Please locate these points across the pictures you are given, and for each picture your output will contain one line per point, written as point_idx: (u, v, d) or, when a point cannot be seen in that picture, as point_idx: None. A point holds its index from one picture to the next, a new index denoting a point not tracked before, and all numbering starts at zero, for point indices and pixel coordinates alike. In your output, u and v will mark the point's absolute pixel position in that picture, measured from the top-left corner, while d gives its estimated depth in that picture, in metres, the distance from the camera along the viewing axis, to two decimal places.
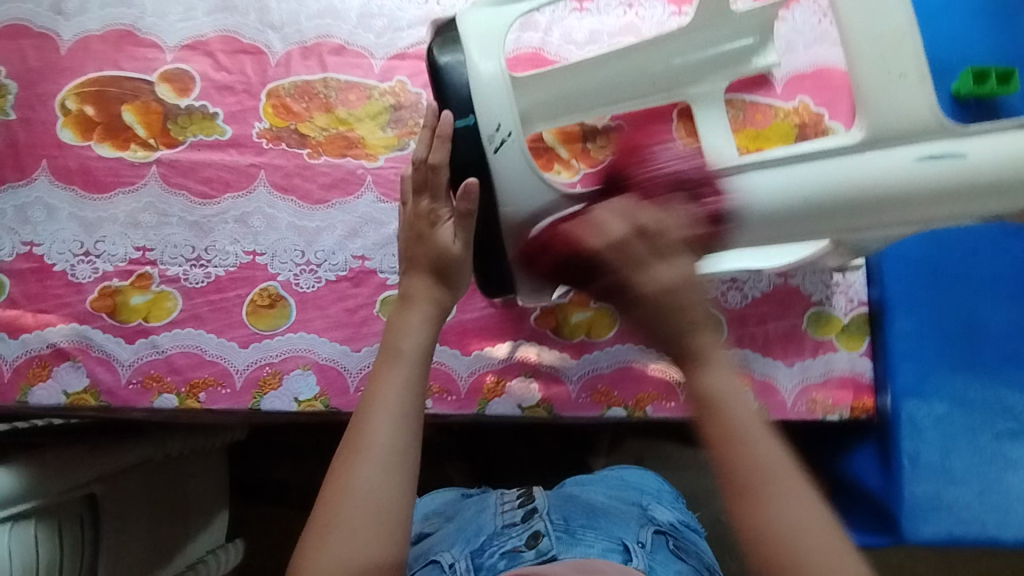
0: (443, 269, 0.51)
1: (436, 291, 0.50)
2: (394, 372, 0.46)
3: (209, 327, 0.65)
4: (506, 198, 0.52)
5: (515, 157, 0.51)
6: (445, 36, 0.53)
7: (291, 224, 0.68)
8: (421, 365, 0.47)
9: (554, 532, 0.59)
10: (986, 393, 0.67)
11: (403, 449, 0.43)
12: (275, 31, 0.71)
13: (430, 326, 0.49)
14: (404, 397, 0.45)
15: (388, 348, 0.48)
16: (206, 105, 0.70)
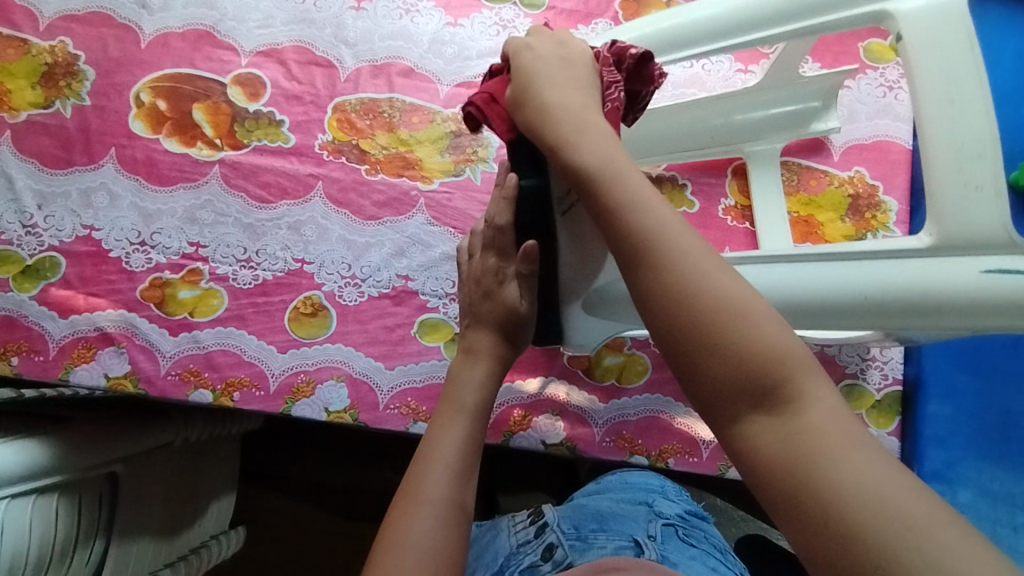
0: (508, 328, 0.53)
1: (497, 348, 0.52)
2: (455, 424, 0.48)
3: (250, 329, 0.67)
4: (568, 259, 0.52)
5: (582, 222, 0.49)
6: None
7: (342, 237, 0.69)
8: (480, 421, 0.49)
9: (568, 543, 0.60)
10: (1013, 485, 0.65)
11: (460, 504, 0.44)
12: (348, 47, 0.73)
13: (490, 383, 0.51)
14: (460, 452, 0.46)
15: (449, 401, 0.50)
16: (273, 111, 0.71)
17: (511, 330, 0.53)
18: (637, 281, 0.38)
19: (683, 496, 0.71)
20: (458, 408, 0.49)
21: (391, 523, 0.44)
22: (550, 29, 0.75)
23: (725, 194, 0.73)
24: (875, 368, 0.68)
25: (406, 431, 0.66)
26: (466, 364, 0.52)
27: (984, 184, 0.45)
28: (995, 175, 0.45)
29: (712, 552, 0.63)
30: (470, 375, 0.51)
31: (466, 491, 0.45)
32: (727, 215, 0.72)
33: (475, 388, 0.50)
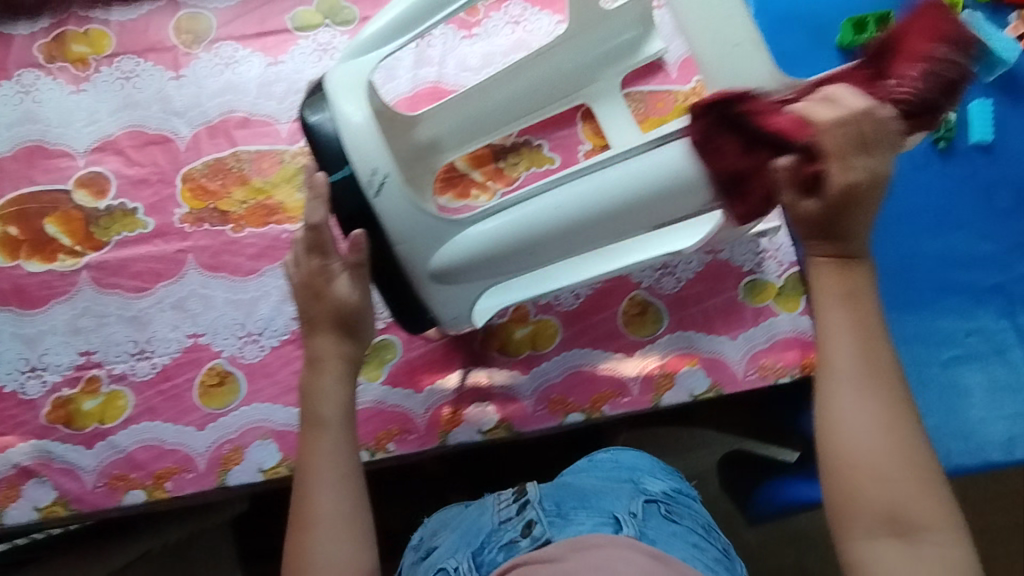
0: (347, 324, 0.54)
1: (344, 348, 0.54)
2: (323, 442, 0.52)
3: (164, 417, 0.66)
4: (398, 237, 0.52)
5: (395, 200, 0.51)
6: (313, 98, 0.53)
7: (227, 299, 0.69)
8: (347, 429, 0.53)
9: (547, 519, 0.59)
10: (930, 324, 0.65)
11: (349, 513, 0.50)
12: (179, 116, 0.73)
13: (345, 389, 0.53)
14: (337, 465, 0.51)
15: (311, 417, 0.53)
16: (125, 202, 0.71)
17: (352, 322, 0.54)
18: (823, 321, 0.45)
19: (673, 475, 0.70)
20: (319, 423, 0.52)
21: (294, 552, 0.49)
22: None
23: (580, 140, 0.74)
24: (769, 259, 0.70)
25: None
26: (315, 376, 0.54)
27: (741, 41, 0.48)
28: (750, 30, 0.48)
29: (695, 528, 0.62)
30: (326, 389, 0.53)
31: (354, 492, 0.51)
32: (588, 159, 0.73)
33: (335, 399, 0.53)
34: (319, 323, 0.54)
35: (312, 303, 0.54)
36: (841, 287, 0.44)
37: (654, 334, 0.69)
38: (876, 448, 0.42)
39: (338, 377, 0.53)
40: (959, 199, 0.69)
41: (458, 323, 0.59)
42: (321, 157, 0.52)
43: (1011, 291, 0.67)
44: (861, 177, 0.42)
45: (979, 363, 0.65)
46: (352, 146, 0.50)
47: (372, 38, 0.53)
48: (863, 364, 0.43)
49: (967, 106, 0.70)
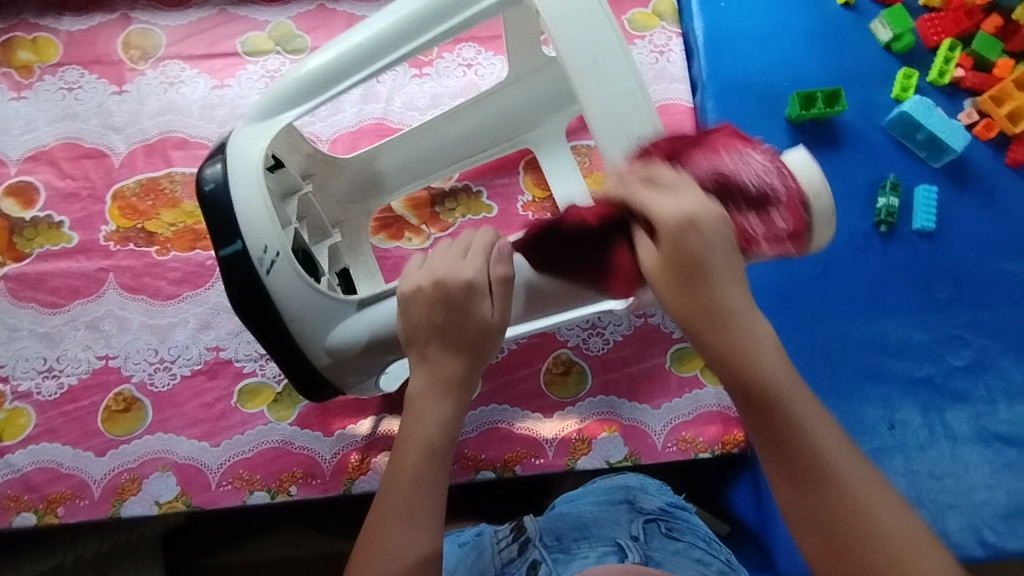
0: (479, 346, 0.45)
1: (456, 369, 0.45)
2: (422, 477, 0.43)
3: (64, 440, 0.65)
4: (291, 314, 0.51)
5: (288, 277, 0.50)
6: (211, 162, 0.53)
7: (142, 323, 0.68)
8: (442, 456, 0.44)
9: (551, 558, 0.53)
10: (851, 412, 0.65)
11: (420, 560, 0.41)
12: (117, 132, 0.72)
13: (450, 423, 0.45)
14: (416, 500, 0.42)
15: (410, 443, 0.44)
16: (51, 214, 0.70)
17: (474, 343, 0.45)
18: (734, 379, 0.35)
19: (665, 488, 0.62)
20: (427, 452, 0.44)
21: None
22: None
23: (521, 190, 0.72)
24: None
25: (243, 504, 0.64)
26: (428, 396, 0.45)
27: (644, 134, 0.44)
28: (650, 120, 0.45)
29: (697, 543, 0.55)
30: (426, 412, 0.45)
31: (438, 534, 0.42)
32: (526, 210, 0.72)
33: (434, 421, 0.45)
34: (448, 337, 0.45)
35: (441, 314, 0.45)
36: (730, 345, 0.35)
37: (576, 396, 0.68)
38: (864, 483, 0.34)
39: (452, 403, 0.45)
40: (897, 285, 0.68)
41: (362, 390, 0.59)
42: (212, 230, 0.51)
43: (941, 383, 0.66)
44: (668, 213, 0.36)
45: (901, 455, 0.64)
46: (246, 221, 0.50)
47: (274, 99, 0.52)
48: (830, 431, 0.35)
49: (913, 190, 0.70)
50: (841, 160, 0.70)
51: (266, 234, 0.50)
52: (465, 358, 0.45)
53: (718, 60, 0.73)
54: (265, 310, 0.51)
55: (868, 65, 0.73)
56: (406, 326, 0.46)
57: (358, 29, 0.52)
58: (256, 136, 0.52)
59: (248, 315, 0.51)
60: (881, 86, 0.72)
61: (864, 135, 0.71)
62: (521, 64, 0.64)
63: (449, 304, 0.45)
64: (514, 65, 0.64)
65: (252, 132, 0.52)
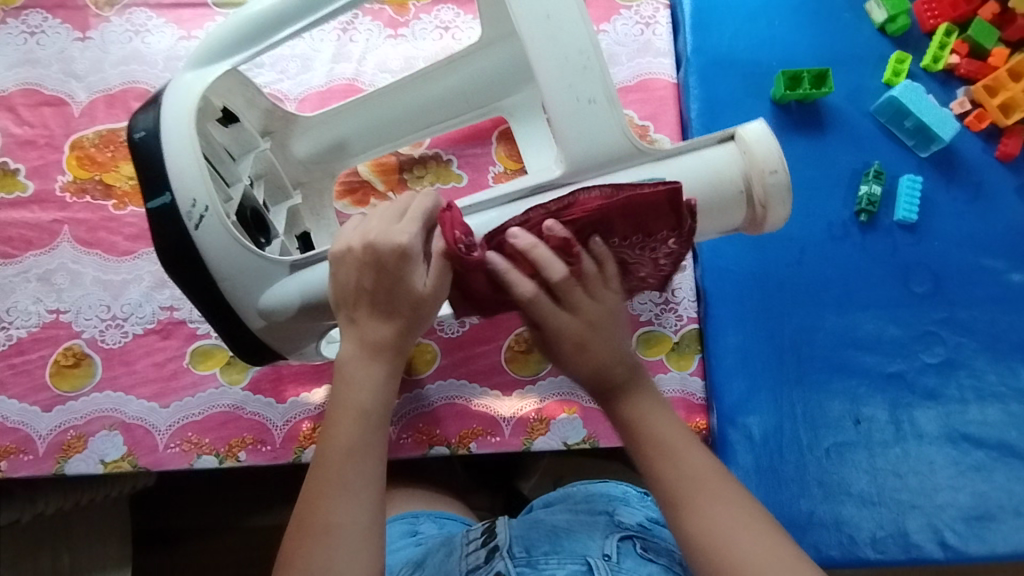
0: (409, 312, 0.45)
1: (384, 330, 0.45)
2: (355, 436, 0.44)
3: (11, 393, 0.63)
4: (222, 273, 0.49)
5: (215, 232, 0.48)
6: (145, 110, 0.50)
7: (96, 278, 0.66)
8: (378, 412, 0.45)
9: (515, 570, 0.51)
10: (816, 407, 0.63)
11: (366, 523, 0.42)
12: (78, 80, 0.70)
13: (389, 382, 0.45)
14: (350, 464, 0.43)
15: (342, 406, 0.45)
16: (7, 161, 0.68)
17: (404, 309, 0.44)
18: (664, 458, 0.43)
19: (648, 498, 0.59)
20: (358, 415, 0.44)
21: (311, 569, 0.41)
22: None
23: (493, 162, 0.70)
24: (669, 311, 0.66)
25: (189, 467, 0.62)
26: (360, 361, 0.45)
27: (595, 96, 0.43)
28: (603, 84, 0.43)
29: (672, 567, 0.52)
30: (356, 375, 0.45)
31: (373, 499, 0.43)
32: (497, 181, 0.69)
33: (366, 385, 0.45)
34: (377, 303, 0.44)
35: (372, 280, 0.44)
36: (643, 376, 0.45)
37: (537, 375, 0.66)
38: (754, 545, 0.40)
39: (384, 366, 0.45)
40: (872, 278, 0.66)
41: (305, 356, 0.57)
42: (142, 177, 0.49)
43: (912, 380, 0.64)
44: (587, 315, 0.44)
45: (866, 451, 0.62)
46: (175, 170, 0.48)
47: (216, 42, 0.50)
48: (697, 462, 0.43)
49: (898, 180, 0.67)
50: (825, 145, 0.68)
51: (195, 186, 0.48)
52: (391, 325, 0.45)
53: (704, 34, 0.70)
54: (193, 264, 0.49)
55: (860, 47, 0.70)
56: (336, 291, 0.45)
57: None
58: (195, 82, 0.50)
59: (175, 270, 0.50)
60: (872, 70, 0.69)
61: (851, 120, 0.68)
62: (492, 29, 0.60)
63: (383, 268, 0.43)
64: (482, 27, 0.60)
65: (190, 76, 0.50)
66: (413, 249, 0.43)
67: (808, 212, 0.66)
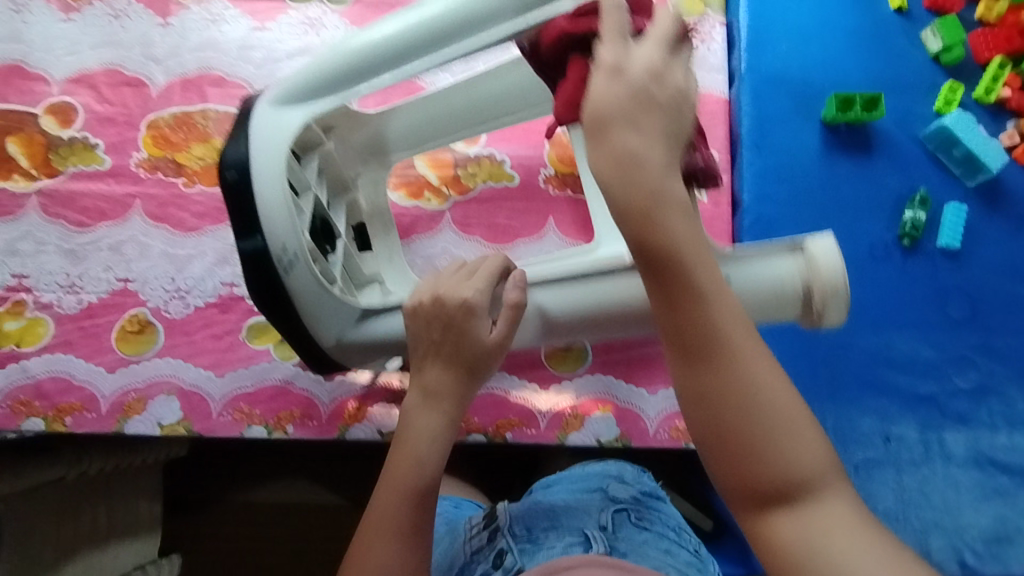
0: (467, 367, 0.48)
1: (445, 379, 0.48)
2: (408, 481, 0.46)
3: (78, 353, 0.67)
4: (309, 317, 0.54)
5: (304, 277, 0.52)
6: (234, 143, 0.53)
7: (163, 251, 0.70)
8: (433, 460, 0.47)
9: (518, 547, 0.52)
10: (846, 424, 0.64)
11: (415, 565, 0.45)
12: (158, 63, 0.74)
13: (446, 432, 0.48)
14: (404, 502, 0.46)
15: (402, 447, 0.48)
16: (87, 136, 0.72)
17: (462, 366, 0.48)
18: (683, 341, 0.37)
19: (644, 476, 0.62)
20: (414, 461, 0.47)
21: None
22: (358, 22, 0.75)
23: (544, 164, 0.73)
24: None
25: (240, 436, 0.66)
26: (424, 408, 0.48)
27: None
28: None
29: (665, 534, 0.55)
30: (421, 421, 0.48)
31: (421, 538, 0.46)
32: (547, 183, 0.72)
33: (428, 431, 0.48)
34: (441, 356, 0.48)
35: (438, 333, 0.48)
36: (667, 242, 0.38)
37: (574, 372, 0.68)
38: (784, 417, 0.36)
39: (442, 417, 0.48)
40: (909, 301, 0.67)
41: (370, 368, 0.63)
42: (235, 220, 0.52)
43: (944, 404, 0.65)
44: (633, 142, 0.38)
45: (893, 469, 0.63)
46: (267, 216, 0.51)
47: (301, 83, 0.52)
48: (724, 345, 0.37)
49: (942, 206, 0.68)
50: (872, 168, 0.69)
51: (285, 233, 0.51)
52: (454, 377, 0.48)
53: (759, 53, 0.72)
54: (284, 306, 0.53)
55: (912, 75, 0.71)
56: (409, 341, 0.50)
57: (388, 20, 0.51)
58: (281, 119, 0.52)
59: (268, 312, 0.54)
60: (923, 97, 0.71)
61: (899, 145, 0.70)
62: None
63: (450, 327, 0.48)
64: None
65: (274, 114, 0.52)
66: (479, 311, 0.48)
67: (850, 232, 0.68)
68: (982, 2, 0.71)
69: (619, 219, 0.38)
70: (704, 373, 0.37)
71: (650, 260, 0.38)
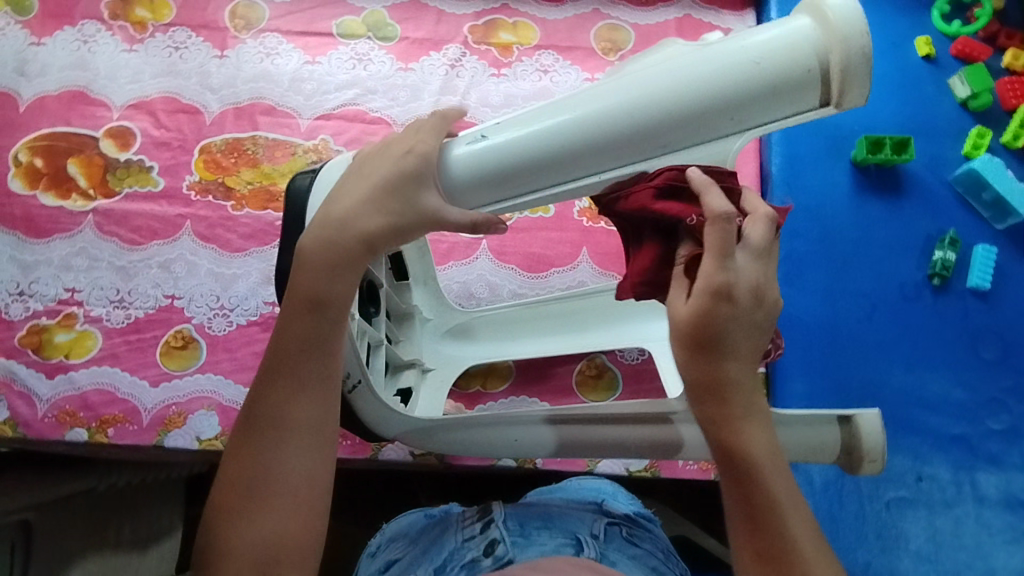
0: (400, 193, 0.43)
1: (368, 203, 0.44)
2: (321, 349, 0.43)
3: (123, 366, 0.69)
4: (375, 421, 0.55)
5: (368, 398, 0.53)
6: None
7: (209, 270, 0.72)
8: (340, 307, 0.44)
9: (510, 539, 0.51)
10: None
11: (319, 422, 0.42)
12: (213, 93, 0.78)
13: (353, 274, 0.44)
14: (308, 358, 0.43)
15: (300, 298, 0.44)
16: (144, 159, 0.75)
17: (392, 192, 0.43)
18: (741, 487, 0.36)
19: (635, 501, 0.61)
20: (316, 310, 0.43)
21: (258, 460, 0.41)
22: (404, 58, 0.79)
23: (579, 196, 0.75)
24: None
25: None
26: (329, 248, 0.44)
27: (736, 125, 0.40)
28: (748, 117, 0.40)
29: (655, 553, 0.53)
30: (318, 263, 0.43)
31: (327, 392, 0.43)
32: (582, 216, 0.75)
33: (327, 275, 0.43)
34: (378, 195, 0.44)
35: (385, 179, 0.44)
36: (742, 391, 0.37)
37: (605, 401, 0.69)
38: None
39: (352, 250, 0.44)
40: (941, 341, 0.67)
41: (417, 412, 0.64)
42: None
43: (976, 445, 0.65)
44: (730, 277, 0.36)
45: (925, 510, 0.63)
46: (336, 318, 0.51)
47: None
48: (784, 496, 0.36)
49: (972, 249, 0.69)
50: (902, 209, 0.71)
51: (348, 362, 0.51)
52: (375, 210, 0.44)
53: None
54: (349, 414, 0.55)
55: (941, 120, 0.73)
56: (353, 175, 0.46)
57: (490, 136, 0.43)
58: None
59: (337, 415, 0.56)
60: (952, 142, 0.72)
61: (928, 187, 0.71)
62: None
63: (397, 177, 0.43)
64: None
65: None
66: (432, 158, 0.44)
67: (879, 272, 0.69)
68: (1009, 52, 0.73)
69: (703, 334, 0.36)
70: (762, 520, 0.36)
71: (722, 404, 0.37)
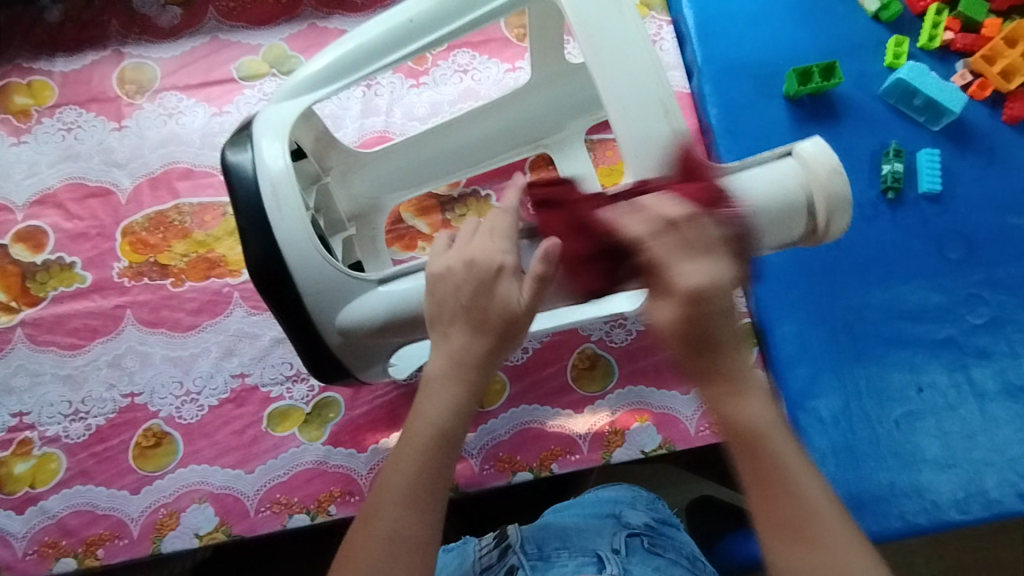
0: (484, 317, 0.42)
1: (470, 339, 0.42)
2: (429, 471, 0.41)
3: (97, 480, 0.64)
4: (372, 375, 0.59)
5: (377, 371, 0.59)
6: (266, 272, 0.51)
7: (165, 357, 0.67)
8: (456, 431, 0.42)
9: (530, 564, 0.51)
10: (878, 380, 0.65)
11: (426, 544, 0.40)
12: (120, 168, 0.72)
13: (462, 403, 0.42)
14: (418, 483, 0.41)
15: (413, 415, 0.43)
16: (62, 256, 0.70)
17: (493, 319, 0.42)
18: (756, 469, 0.36)
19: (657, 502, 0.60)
20: (435, 439, 0.42)
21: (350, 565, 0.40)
22: None
23: None
24: None
25: (284, 528, 0.63)
26: (445, 375, 0.43)
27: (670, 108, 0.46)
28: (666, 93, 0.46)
29: (680, 561, 0.53)
30: (435, 388, 0.43)
31: (435, 519, 0.41)
32: None
33: (441, 404, 0.42)
34: (469, 316, 0.42)
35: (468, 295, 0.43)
36: (763, 419, 0.36)
37: (604, 389, 0.68)
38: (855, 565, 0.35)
39: (464, 388, 0.42)
40: (907, 251, 0.68)
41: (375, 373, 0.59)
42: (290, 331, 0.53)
43: (963, 342, 0.66)
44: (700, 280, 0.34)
45: (932, 418, 0.64)
46: (345, 311, 0.51)
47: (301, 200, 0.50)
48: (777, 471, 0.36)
49: (916, 155, 0.70)
50: (843, 133, 0.71)
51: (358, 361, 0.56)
52: (480, 340, 0.42)
53: (711, 44, 0.74)
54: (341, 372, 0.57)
55: (860, 37, 0.74)
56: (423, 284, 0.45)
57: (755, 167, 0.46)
58: (298, 209, 0.50)
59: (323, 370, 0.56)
60: (873, 56, 0.73)
61: (862, 105, 0.72)
62: (544, 68, 0.65)
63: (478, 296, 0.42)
64: (539, 66, 0.65)
65: (292, 230, 0.50)
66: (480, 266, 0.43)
67: None
68: None
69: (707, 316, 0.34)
70: (778, 482, 0.36)
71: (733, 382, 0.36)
